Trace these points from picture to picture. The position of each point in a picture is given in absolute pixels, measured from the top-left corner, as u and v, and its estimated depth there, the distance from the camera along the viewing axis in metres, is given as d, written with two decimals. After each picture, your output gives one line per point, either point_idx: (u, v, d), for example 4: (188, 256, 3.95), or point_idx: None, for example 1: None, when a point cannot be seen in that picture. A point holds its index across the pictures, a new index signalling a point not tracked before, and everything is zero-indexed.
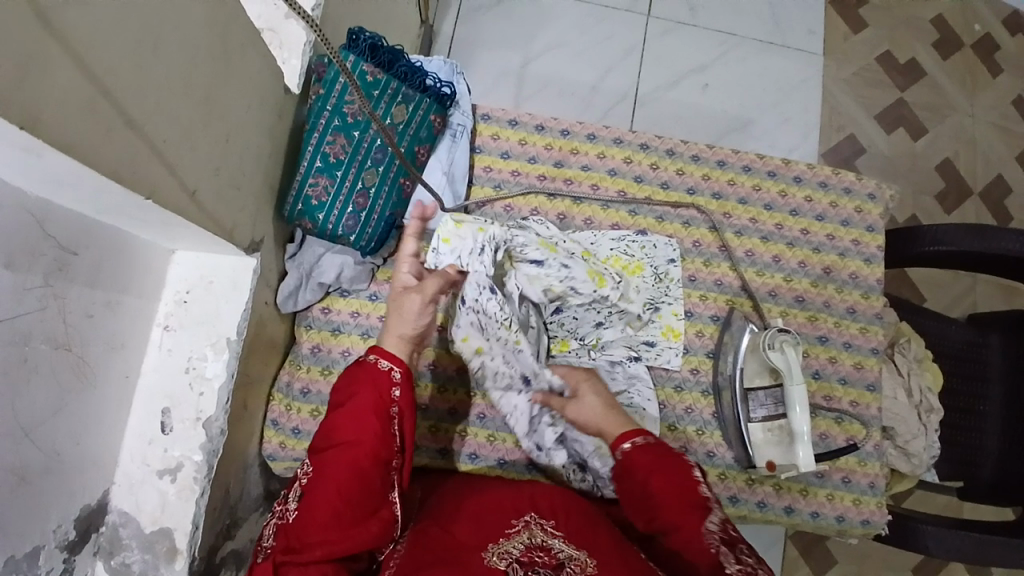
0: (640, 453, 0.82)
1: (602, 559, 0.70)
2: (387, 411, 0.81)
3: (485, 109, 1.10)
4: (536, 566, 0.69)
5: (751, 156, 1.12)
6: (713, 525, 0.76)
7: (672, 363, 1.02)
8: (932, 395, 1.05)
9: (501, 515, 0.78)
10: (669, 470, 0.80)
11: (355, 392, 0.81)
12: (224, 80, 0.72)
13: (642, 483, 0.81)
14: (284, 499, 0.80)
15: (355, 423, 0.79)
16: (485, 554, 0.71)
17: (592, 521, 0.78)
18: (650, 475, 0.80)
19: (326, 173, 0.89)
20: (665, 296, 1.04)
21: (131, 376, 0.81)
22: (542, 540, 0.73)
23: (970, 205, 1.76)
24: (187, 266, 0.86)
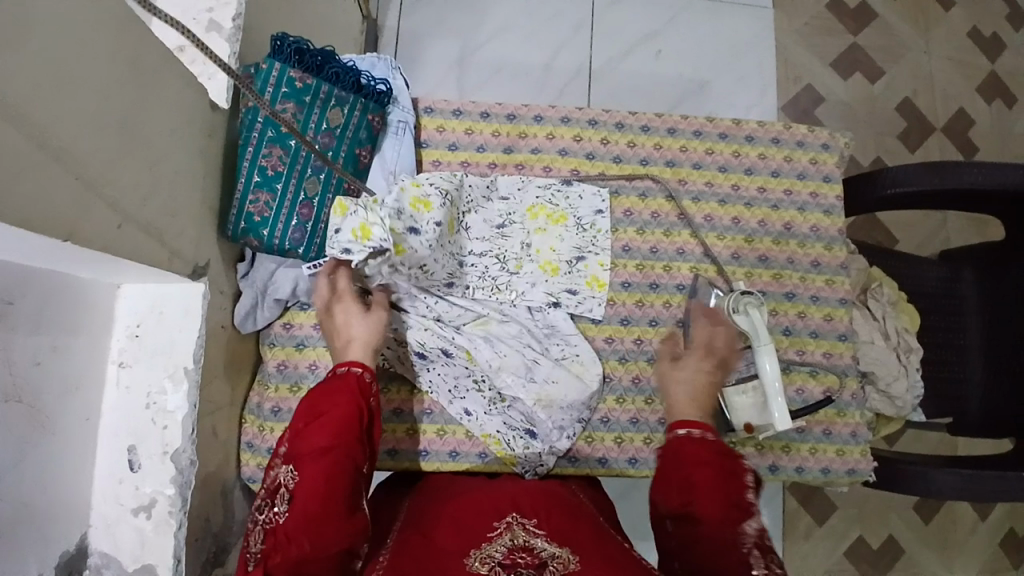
0: (695, 445, 0.78)
1: (585, 554, 0.68)
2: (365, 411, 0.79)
3: (427, 102, 1.07)
4: (519, 567, 0.65)
5: (702, 120, 1.11)
6: (749, 529, 0.71)
7: (595, 312, 1.01)
8: (909, 335, 1.06)
9: (482, 520, 0.76)
10: (717, 464, 0.76)
11: (334, 399, 0.78)
12: (140, 104, 0.69)
13: (687, 473, 0.76)
14: (265, 506, 0.74)
15: (338, 420, 0.76)
16: (467, 560, 0.68)
17: (575, 521, 0.77)
18: (693, 466, 0.76)
19: (266, 187, 0.87)
20: (590, 246, 1.04)
21: (93, 418, 0.79)
22: (525, 541, 0.71)
23: (932, 141, 1.76)
24: (137, 299, 0.84)
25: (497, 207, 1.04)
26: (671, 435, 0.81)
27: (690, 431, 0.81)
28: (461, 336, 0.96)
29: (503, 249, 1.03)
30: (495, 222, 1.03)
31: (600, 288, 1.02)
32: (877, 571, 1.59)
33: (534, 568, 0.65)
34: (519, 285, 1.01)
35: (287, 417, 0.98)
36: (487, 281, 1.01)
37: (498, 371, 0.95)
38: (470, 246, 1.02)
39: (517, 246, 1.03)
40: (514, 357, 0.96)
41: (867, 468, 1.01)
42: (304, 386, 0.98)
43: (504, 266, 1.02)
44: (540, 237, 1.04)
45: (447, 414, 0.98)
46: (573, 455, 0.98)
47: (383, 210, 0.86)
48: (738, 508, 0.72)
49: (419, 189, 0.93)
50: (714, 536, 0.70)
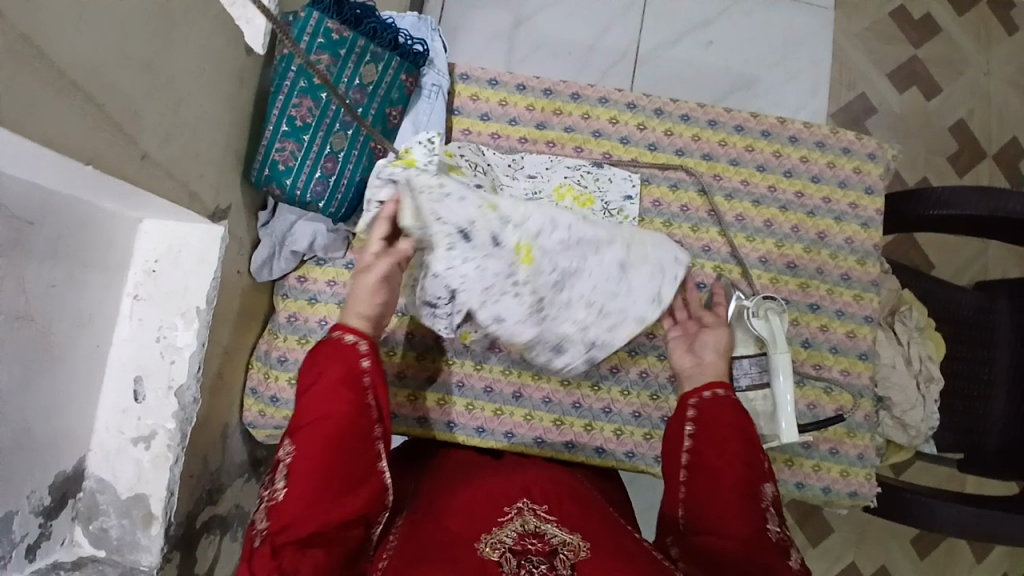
0: (724, 406, 0.85)
1: (595, 541, 0.70)
2: (358, 385, 0.80)
3: (463, 68, 1.05)
4: (530, 554, 0.68)
5: (745, 115, 1.06)
6: (768, 490, 0.82)
7: None
8: (932, 364, 1.03)
9: (492, 505, 0.77)
10: (739, 425, 0.84)
11: (323, 369, 0.79)
12: (172, 41, 0.69)
13: (715, 430, 0.84)
14: (267, 483, 0.75)
15: (336, 395, 0.78)
16: (478, 545, 0.70)
17: (586, 507, 0.77)
18: (723, 427, 0.84)
19: (292, 137, 0.86)
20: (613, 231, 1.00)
21: (103, 346, 0.80)
22: (535, 526, 0.72)
23: (985, 166, 1.68)
24: (154, 236, 0.84)
25: (540, 167, 1.01)
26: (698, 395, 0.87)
27: (716, 391, 0.87)
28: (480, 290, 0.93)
29: (531, 216, 0.97)
30: (527, 192, 0.99)
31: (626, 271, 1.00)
32: None
33: (545, 556, 0.68)
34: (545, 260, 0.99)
35: (292, 368, 0.99)
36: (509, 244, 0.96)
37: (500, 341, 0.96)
38: None
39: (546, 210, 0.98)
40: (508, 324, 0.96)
41: (870, 492, 0.98)
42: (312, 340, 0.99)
43: (535, 229, 0.98)
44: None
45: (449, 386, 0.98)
46: (571, 441, 0.98)
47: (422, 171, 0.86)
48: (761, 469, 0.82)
49: (454, 157, 0.91)
50: (727, 492, 0.80)
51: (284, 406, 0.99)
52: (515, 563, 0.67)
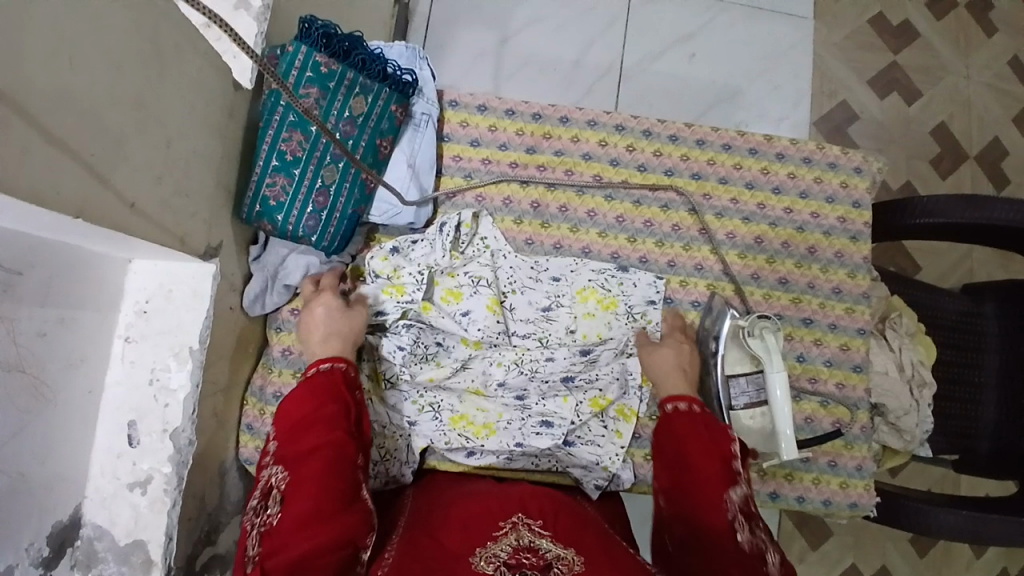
0: (685, 418, 0.83)
1: (591, 556, 0.68)
2: (351, 413, 0.80)
3: (452, 95, 1.05)
4: (524, 568, 0.66)
5: (732, 133, 1.07)
6: (736, 496, 0.75)
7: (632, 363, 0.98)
8: (925, 369, 1.03)
9: (488, 519, 0.75)
10: (709, 436, 0.80)
11: (312, 399, 0.79)
12: (160, 87, 0.69)
13: (684, 442, 0.80)
14: (257, 509, 0.74)
15: (319, 419, 0.77)
16: (473, 559, 0.68)
17: (581, 525, 0.76)
18: (688, 437, 0.81)
19: (283, 172, 0.86)
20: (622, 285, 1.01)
21: (95, 392, 0.79)
22: (530, 541, 0.70)
23: (965, 169, 1.71)
24: (146, 277, 0.83)
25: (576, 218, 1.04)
26: (664, 411, 0.85)
27: (677, 404, 0.85)
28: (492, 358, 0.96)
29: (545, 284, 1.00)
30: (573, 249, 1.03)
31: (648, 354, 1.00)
32: None
33: (539, 571, 0.65)
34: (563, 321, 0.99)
35: None
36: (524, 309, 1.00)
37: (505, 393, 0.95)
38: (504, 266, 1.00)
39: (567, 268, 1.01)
40: (513, 412, 0.94)
41: (870, 503, 0.99)
42: None
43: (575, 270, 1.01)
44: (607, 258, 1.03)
45: None
46: (572, 466, 0.98)
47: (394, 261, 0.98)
48: (730, 474, 0.77)
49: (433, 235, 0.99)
50: (707, 497, 0.75)
51: None
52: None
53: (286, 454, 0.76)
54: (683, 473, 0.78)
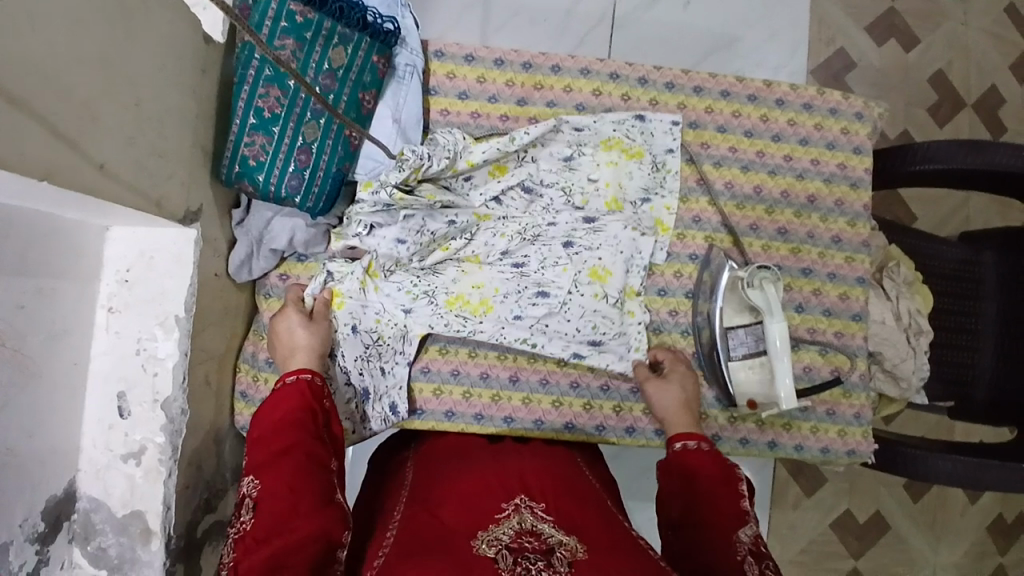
0: (697, 457, 0.82)
1: (591, 543, 0.68)
2: (319, 418, 0.79)
3: (437, 44, 1.00)
4: (526, 551, 0.65)
5: (730, 79, 1.03)
6: (745, 535, 0.72)
7: (656, 257, 0.99)
8: (921, 317, 1.02)
9: (490, 499, 0.75)
10: (717, 476, 0.79)
11: (282, 406, 0.78)
12: (124, 38, 0.64)
13: (695, 480, 0.79)
14: (232, 519, 0.71)
15: (288, 424, 0.76)
16: (474, 542, 0.68)
17: (582, 505, 0.76)
18: (699, 476, 0.79)
19: (261, 130, 0.82)
20: (595, 245, 0.95)
21: (81, 363, 0.77)
22: (532, 525, 0.70)
23: (962, 116, 1.68)
24: (124, 244, 0.79)
25: (566, 137, 0.99)
26: (670, 451, 0.85)
27: (685, 443, 0.84)
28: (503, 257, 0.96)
29: (524, 220, 0.97)
30: (563, 155, 0.99)
31: (633, 316, 0.97)
32: (862, 543, 1.62)
33: (541, 553, 0.65)
34: (539, 276, 0.94)
35: None
36: (500, 249, 0.95)
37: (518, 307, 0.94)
38: (532, 180, 0.99)
39: (561, 201, 0.98)
40: (510, 288, 0.94)
41: (867, 450, 1.00)
42: None
43: (569, 201, 0.98)
44: (610, 170, 0.99)
45: (445, 373, 0.97)
46: (571, 421, 0.97)
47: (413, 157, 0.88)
48: (737, 512, 0.75)
49: (474, 164, 0.93)
50: (713, 538, 0.72)
51: None
52: (510, 560, 0.64)
53: (260, 458, 0.74)
54: (690, 509, 0.77)
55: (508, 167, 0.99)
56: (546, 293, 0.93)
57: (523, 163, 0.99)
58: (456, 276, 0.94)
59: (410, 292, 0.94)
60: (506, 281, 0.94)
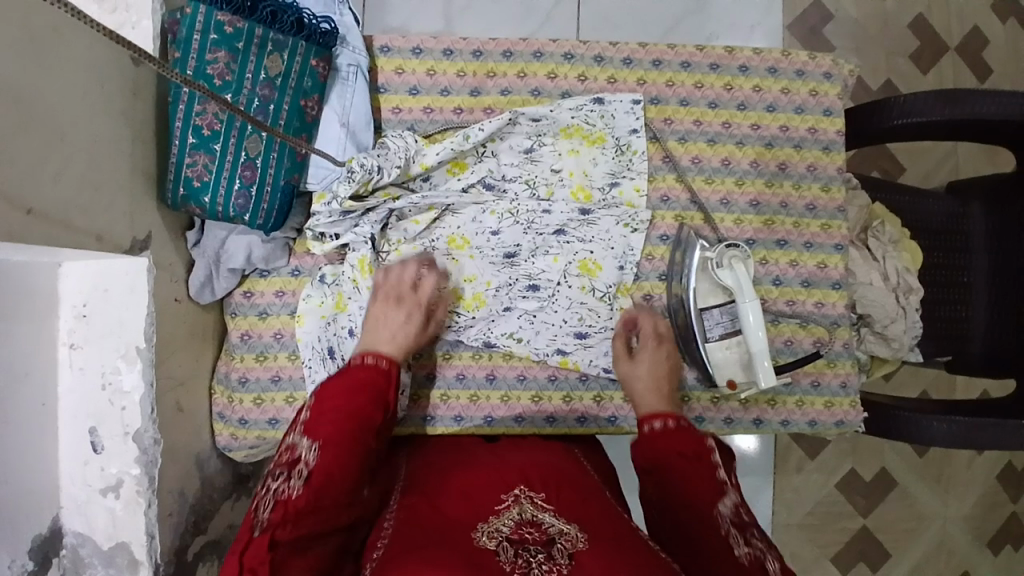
0: (673, 435, 0.79)
1: (593, 533, 0.66)
2: (384, 410, 0.77)
3: (382, 40, 0.96)
4: (527, 543, 0.64)
5: (690, 49, 0.99)
6: (725, 509, 0.72)
7: (633, 242, 0.95)
8: (910, 275, 1.01)
9: (490, 491, 0.74)
10: (698, 453, 0.77)
11: (354, 394, 0.76)
12: (36, 74, 0.62)
13: (671, 447, 0.78)
14: (277, 478, 0.69)
15: (352, 416, 0.74)
16: (474, 534, 0.66)
17: (582, 496, 0.75)
18: (673, 453, 0.77)
19: (202, 149, 0.79)
20: (589, 237, 0.95)
21: (49, 403, 0.75)
22: (533, 515, 0.69)
23: (946, 62, 1.61)
24: (78, 279, 0.77)
25: (524, 129, 0.95)
26: (645, 431, 0.82)
27: (661, 423, 0.81)
28: (483, 224, 0.95)
29: (521, 203, 0.95)
30: (524, 147, 0.96)
31: (623, 310, 0.96)
32: (868, 501, 1.62)
33: (542, 545, 0.64)
34: (528, 267, 0.94)
35: (255, 388, 0.95)
36: (490, 235, 0.94)
37: (508, 293, 0.94)
38: (495, 176, 0.96)
39: (526, 195, 0.96)
40: (500, 280, 0.94)
41: (855, 419, 0.99)
42: (270, 355, 0.95)
43: (534, 194, 0.96)
44: (572, 159, 0.96)
45: (420, 377, 0.95)
46: (552, 415, 0.96)
47: (359, 169, 0.86)
48: (715, 488, 0.74)
49: (427, 167, 0.91)
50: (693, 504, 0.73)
51: (254, 426, 0.95)
52: (512, 551, 0.63)
53: (320, 434, 0.71)
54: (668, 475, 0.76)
55: (467, 163, 0.96)
56: (536, 286, 0.94)
57: (483, 158, 0.96)
58: (445, 268, 0.93)
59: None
60: (497, 275, 0.94)
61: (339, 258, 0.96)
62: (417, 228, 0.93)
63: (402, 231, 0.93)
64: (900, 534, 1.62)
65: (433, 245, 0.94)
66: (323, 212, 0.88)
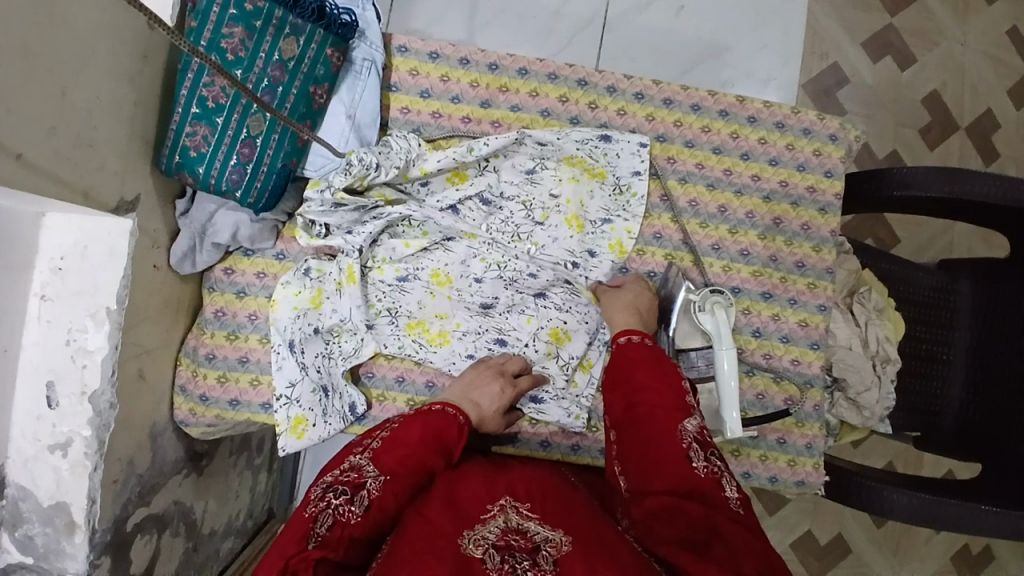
0: (635, 349, 0.82)
1: (579, 535, 0.65)
2: (451, 451, 0.78)
3: (401, 39, 0.97)
4: (513, 550, 0.63)
5: (703, 92, 1.00)
6: (690, 426, 0.72)
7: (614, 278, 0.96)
8: (890, 345, 1.01)
9: (476, 497, 0.71)
10: (656, 367, 0.79)
11: (409, 427, 0.77)
12: (48, 23, 0.62)
13: (635, 374, 0.79)
14: (336, 497, 0.67)
15: (415, 448, 0.74)
16: (462, 541, 0.64)
17: (571, 503, 0.71)
18: (637, 367, 0.79)
19: (204, 120, 0.79)
20: (567, 307, 0.95)
21: (11, 352, 0.73)
22: (518, 523, 0.67)
23: (953, 140, 1.64)
24: (60, 232, 0.74)
25: (529, 150, 0.95)
26: (614, 346, 0.85)
27: (630, 337, 0.84)
28: (468, 262, 0.95)
29: (510, 259, 0.95)
30: (526, 168, 0.96)
31: (576, 386, 0.95)
32: (822, 564, 1.61)
33: (528, 553, 0.63)
34: (500, 322, 0.95)
35: (221, 366, 0.94)
36: (473, 274, 0.95)
37: (475, 342, 0.94)
38: (495, 191, 0.96)
39: (520, 215, 0.96)
40: (471, 323, 0.94)
41: (817, 482, 0.99)
42: (242, 336, 0.94)
43: (529, 216, 0.96)
44: (572, 187, 0.96)
45: (389, 380, 0.95)
46: (515, 435, 0.96)
47: (357, 165, 0.85)
48: (680, 404, 0.75)
49: (426, 173, 0.91)
50: (660, 430, 0.72)
51: (214, 405, 0.94)
52: (499, 559, 0.62)
53: (389, 466, 0.71)
54: (634, 402, 0.76)
55: (467, 173, 0.96)
56: (503, 341, 0.94)
57: (484, 173, 0.96)
58: (420, 299, 0.93)
59: (374, 307, 0.93)
60: (469, 320, 0.94)
61: (329, 255, 0.94)
62: (405, 250, 0.93)
63: (389, 250, 0.93)
64: None
65: (415, 271, 0.94)
66: (313, 199, 0.88)
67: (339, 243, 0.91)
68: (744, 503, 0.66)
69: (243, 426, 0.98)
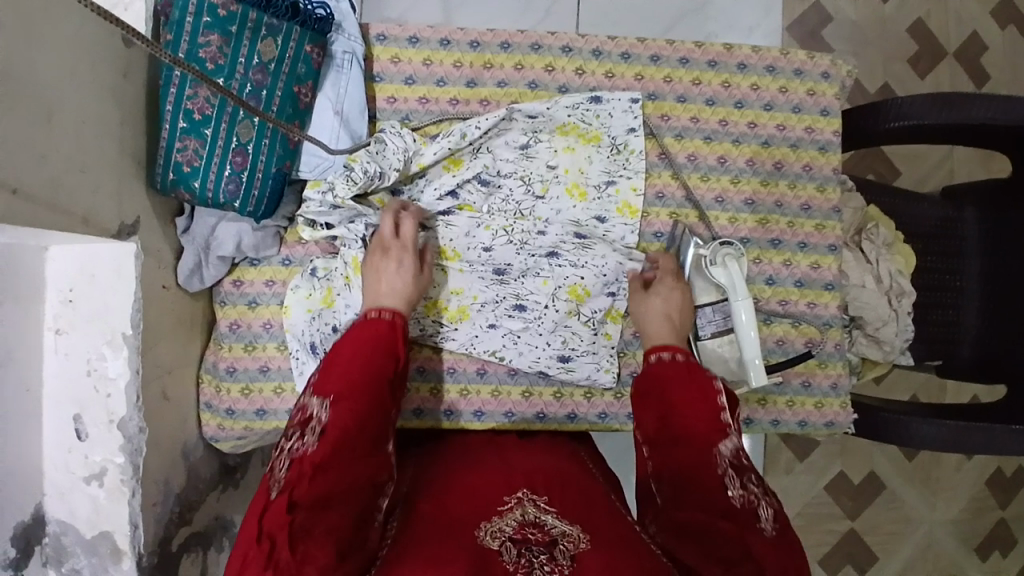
0: (670, 367, 0.81)
1: (595, 533, 0.66)
2: (393, 350, 0.77)
3: (378, 27, 0.95)
4: (530, 543, 0.63)
5: (689, 45, 0.98)
6: (726, 449, 0.72)
7: (626, 240, 0.95)
8: (902, 278, 1.00)
9: (495, 490, 0.73)
10: (693, 384, 0.78)
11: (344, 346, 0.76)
12: (25, 51, 0.61)
13: (668, 391, 0.78)
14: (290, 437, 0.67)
15: (357, 362, 0.73)
16: (478, 532, 0.65)
17: (592, 503, 0.73)
18: (671, 384, 0.79)
19: (193, 134, 0.78)
20: (580, 262, 0.93)
21: (33, 390, 0.72)
22: (535, 517, 0.68)
23: (944, 66, 1.62)
24: (66, 262, 0.74)
25: (520, 125, 0.94)
26: (647, 363, 0.83)
27: (661, 354, 0.83)
28: (474, 234, 0.93)
29: (516, 222, 0.93)
30: (520, 143, 0.95)
31: (608, 338, 0.95)
32: (856, 503, 1.63)
33: (545, 546, 0.63)
34: (517, 287, 0.93)
35: (243, 378, 0.94)
36: (481, 243, 0.93)
37: (495, 309, 0.93)
38: (491, 170, 0.95)
39: (520, 191, 0.95)
40: (489, 293, 0.93)
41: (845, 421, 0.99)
42: (259, 345, 0.94)
43: (529, 190, 0.95)
44: (568, 156, 0.95)
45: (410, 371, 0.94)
46: (542, 411, 0.96)
47: (360, 167, 0.86)
48: (715, 423, 0.74)
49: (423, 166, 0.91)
50: (693, 455, 0.72)
51: (241, 417, 0.95)
52: (514, 552, 0.62)
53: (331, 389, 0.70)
54: (668, 419, 0.76)
55: (462, 159, 0.94)
56: (523, 306, 0.93)
57: (478, 155, 0.94)
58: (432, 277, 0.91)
59: None
60: (485, 290, 0.92)
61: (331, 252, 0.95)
62: None
63: None
64: (887, 537, 1.63)
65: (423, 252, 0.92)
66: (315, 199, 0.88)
67: (344, 237, 0.90)
68: (780, 531, 0.65)
69: (272, 435, 0.99)
